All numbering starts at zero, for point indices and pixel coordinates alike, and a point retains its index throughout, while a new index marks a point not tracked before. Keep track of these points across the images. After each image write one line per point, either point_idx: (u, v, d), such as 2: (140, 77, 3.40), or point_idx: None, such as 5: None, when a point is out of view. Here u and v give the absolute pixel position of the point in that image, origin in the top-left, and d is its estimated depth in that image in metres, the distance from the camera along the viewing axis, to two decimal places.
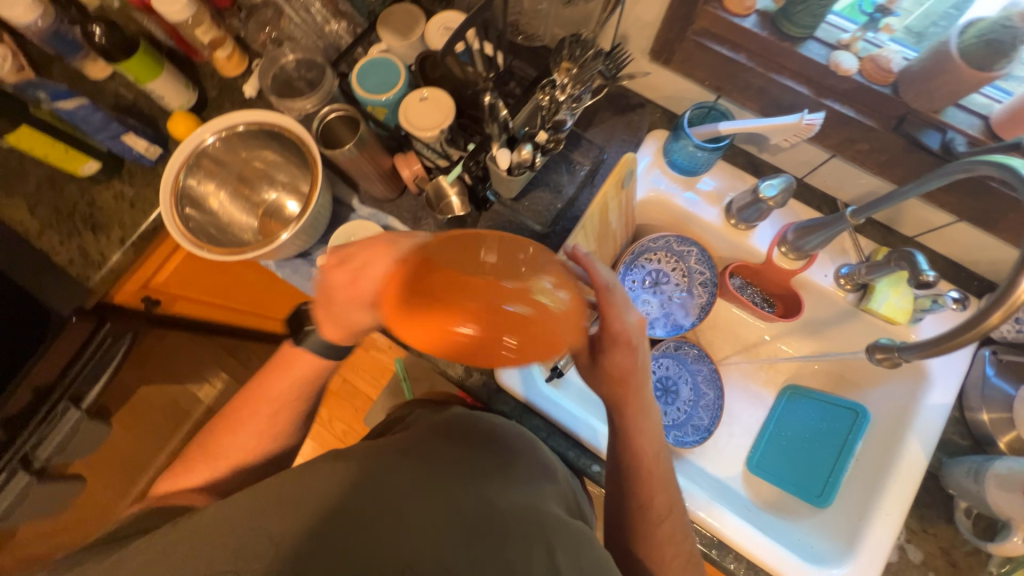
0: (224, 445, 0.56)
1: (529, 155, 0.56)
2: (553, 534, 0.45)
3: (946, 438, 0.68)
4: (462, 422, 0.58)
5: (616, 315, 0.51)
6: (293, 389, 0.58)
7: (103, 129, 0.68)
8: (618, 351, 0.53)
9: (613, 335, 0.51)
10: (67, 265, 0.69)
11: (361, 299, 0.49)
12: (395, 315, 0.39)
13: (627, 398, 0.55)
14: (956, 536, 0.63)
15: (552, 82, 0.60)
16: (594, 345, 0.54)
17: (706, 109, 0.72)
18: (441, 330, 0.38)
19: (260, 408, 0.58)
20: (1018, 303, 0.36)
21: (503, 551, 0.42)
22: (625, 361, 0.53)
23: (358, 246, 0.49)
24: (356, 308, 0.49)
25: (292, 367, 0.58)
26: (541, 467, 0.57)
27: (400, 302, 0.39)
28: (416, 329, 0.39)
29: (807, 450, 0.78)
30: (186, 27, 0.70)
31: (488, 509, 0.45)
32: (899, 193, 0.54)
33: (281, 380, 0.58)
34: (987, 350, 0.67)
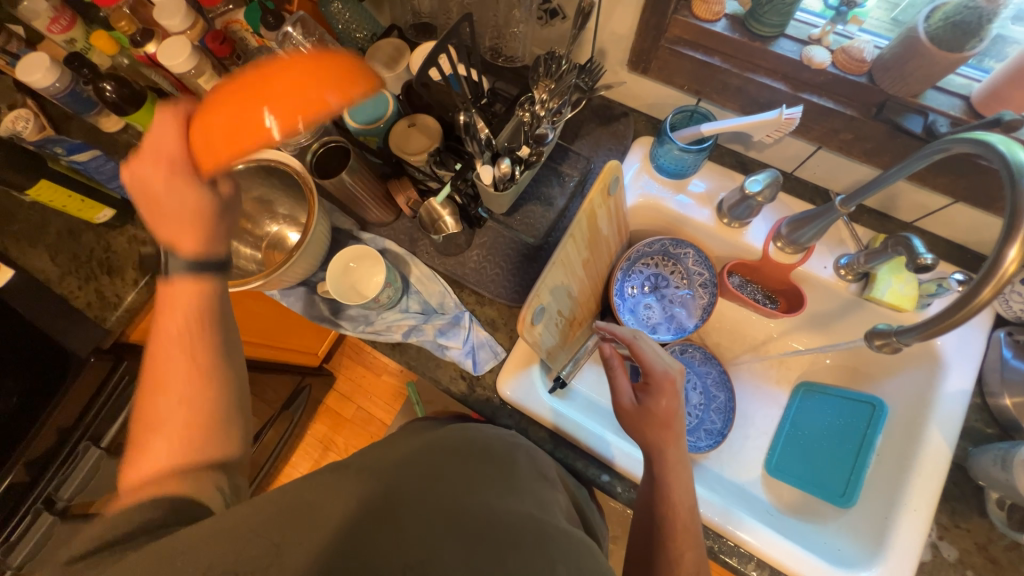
0: (150, 434, 0.44)
1: (509, 168, 0.59)
2: (554, 544, 0.45)
3: (969, 426, 0.65)
4: (461, 439, 0.56)
5: (656, 359, 0.62)
6: (189, 322, 0.46)
7: (114, 176, 0.74)
8: (663, 396, 0.60)
9: (657, 378, 0.61)
10: (84, 308, 0.73)
11: (174, 163, 0.45)
12: (196, 148, 0.43)
13: (669, 439, 0.59)
14: (992, 530, 0.59)
15: (532, 99, 0.62)
16: (641, 393, 0.62)
17: (688, 113, 0.73)
18: (238, 134, 0.41)
19: (167, 372, 0.45)
20: (1006, 277, 0.35)
21: (505, 558, 0.42)
22: (670, 405, 0.60)
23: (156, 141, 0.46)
24: (179, 186, 0.45)
25: (176, 302, 0.46)
26: (541, 481, 0.57)
27: (197, 138, 0.43)
28: (214, 155, 0.43)
29: (825, 447, 0.76)
30: (189, 78, 0.74)
31: (490, 521, 0.45)
32: (884, 177, 0.53)
33: (169, 330, 0.46)
34: (1002, 332, 0.65)
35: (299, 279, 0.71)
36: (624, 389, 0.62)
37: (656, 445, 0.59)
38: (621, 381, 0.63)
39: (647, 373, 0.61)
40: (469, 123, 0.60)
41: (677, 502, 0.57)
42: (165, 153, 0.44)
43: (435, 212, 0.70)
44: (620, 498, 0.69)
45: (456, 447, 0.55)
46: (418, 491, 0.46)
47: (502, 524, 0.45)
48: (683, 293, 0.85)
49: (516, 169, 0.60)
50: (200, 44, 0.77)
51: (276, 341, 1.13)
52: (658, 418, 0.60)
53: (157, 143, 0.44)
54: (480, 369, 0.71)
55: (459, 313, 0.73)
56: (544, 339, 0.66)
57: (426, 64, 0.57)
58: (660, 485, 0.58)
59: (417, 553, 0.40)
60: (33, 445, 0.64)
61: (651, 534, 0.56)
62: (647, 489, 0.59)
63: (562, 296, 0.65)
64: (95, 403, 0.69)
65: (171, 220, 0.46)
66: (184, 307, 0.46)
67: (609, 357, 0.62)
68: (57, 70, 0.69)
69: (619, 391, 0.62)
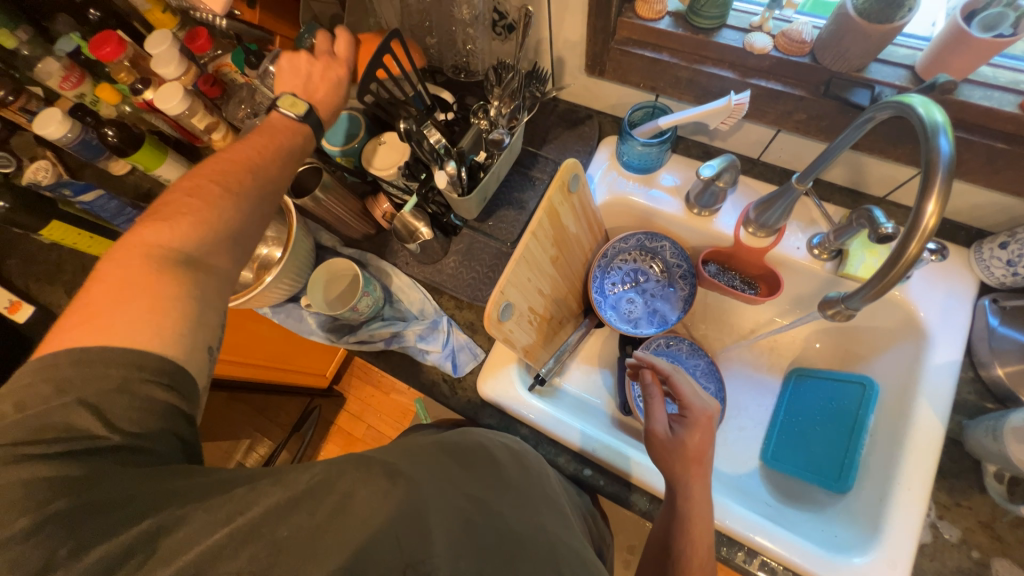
0: (175, 219, 0.46)
1: (454, 171, 0.61)
2: (559, 554, 0.48)
3: (961, 399, 0.63)
4: (472, 443, 0.56)
5: (694, 395, 0.62)
6: (278, 151, 0.56)
7: (119, 214, 0.80)
8: (698, 430, 0.59)
9: (694, 411, 0.60)
10: None
11: (336, 61, 0.64)
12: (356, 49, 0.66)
13: (697, 475, 0.57)
14: (995, 507, 0.57)
15: (487, 108, 0.67)
16: (676, 424, 0.60)
17: (648, 109, 0.75)
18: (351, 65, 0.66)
19: (211, 182, 0.49)
20: (926, 231, 0.38)
21: (516, 564, 0.44)
22: (703, 441, 0.59)
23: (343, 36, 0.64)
24: (316, 68, 0.62)
25: (274, 132, 0.57)
26: (546, 485, 0.58)
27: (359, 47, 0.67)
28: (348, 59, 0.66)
29: (819, 430, 0.73)
30: (184, 119, 0.80)
31: (502, 527, 0.47)
32: (830, 150, 0.54)
33: (249, 151, 0.54)
34: (987, 299, 0.64)
35: (286, 296, 0.74)
36: (660, 417, 0.60)
37: (681, 481, 0.57)
38: (657, 409, 0.61)
39: (686, 407, 0.61)
40: (410, 130, 0.60)
41: (697, 537, 0.54)
42: (342, 55, 0.64)
43: (410, 224, 0.71)
44: (634, 509, 0.67)
45: (468, 447, 0.55)
46: (439, 485, 0.46)
47: (514, 532, 0.47)
48: (665, 286, 0.85)
49: (463, 170, 0.62)
50: (194, 87, 0.82)
51: (284, 362, 1.13)
52: (686, 455, 0.58)
53: (342, 41, 0.64)
54: (460, 372, 0.73)
55: (438, 318, 0.75)
56: (517, 336, 0.67)
57: (364, 81, 0.58)
58: (681, 516, 0.56)
59: (431, 544, 0.41)
60: None
61: (663, 562, 0.55)
62: (665, 519, 0.57)
63: (532, 294, 0.66)
64: None
65: (292, 77, 0.61)
66: (280, 139, 0.56)
67: (649, 384, 0.61)
68: (68, 122, 0.74)
69: (654, 418, 0.60)
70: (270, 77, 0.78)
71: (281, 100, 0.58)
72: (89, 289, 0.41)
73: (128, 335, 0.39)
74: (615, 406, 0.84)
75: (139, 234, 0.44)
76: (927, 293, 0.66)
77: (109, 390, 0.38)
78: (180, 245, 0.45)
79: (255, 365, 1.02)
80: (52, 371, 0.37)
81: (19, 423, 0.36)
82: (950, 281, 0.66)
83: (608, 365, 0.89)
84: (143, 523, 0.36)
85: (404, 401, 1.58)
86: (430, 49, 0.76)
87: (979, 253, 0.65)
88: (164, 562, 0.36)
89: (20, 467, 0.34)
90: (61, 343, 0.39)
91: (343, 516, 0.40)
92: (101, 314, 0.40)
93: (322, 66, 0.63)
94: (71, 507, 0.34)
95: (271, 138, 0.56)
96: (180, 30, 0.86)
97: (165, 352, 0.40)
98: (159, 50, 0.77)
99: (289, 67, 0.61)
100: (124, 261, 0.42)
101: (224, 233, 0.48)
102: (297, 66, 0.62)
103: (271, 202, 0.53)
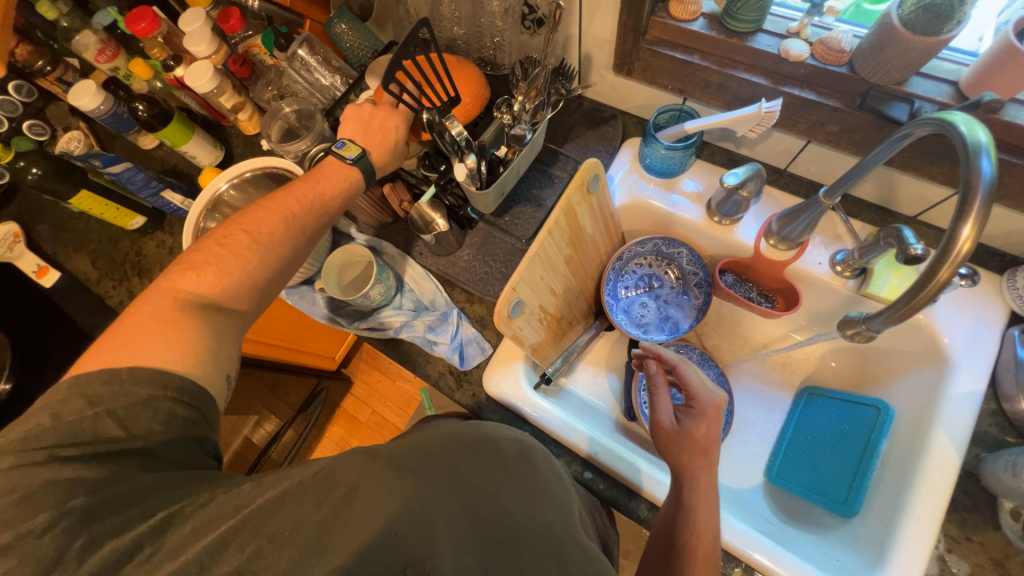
0: (201, 265, 0.47)
1: (474, 164, 0.60)
2: (566, 553, 0.46)
3: (980, 431, 0.60)
4: (480, 436, 0.55)
5: (701, 386, 0.61)
6: (320, 197, 0.55)
7: (145, 187, 0.79)
8: (704, 423, 0.58)
9: (701, 402, 0.59)
10: (117, 306, 0.81)
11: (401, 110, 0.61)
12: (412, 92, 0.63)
13: (703, 468, 0.56)
14: (1008, 545, 0.55)
15: (511, 103, 0.66)
16: (682, 415, 0.60)
17: (675, 112, 0.73)
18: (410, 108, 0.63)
19: (257, 221, 0.51)
20: (959, 256, 0.37)
21: (520, 559, 0.44)
22: (711, 432, 0.58)
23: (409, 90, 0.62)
24: (381, 120, 0.60)
25: (319, 178, 0.56)
26: (558, 485, 0.57)
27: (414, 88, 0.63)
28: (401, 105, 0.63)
29: (829, 452, 0.71)
30: (212, 97, 0.81)
31: (509, 524, 0.46)
32: (861, 165, 0.53)
33: (288, 196, 0.54)
34: (1017, 329, 0.61)
35: (301, 278, 0.75)
36: (665, 408, 0.59)
37: (687, 471, 0.56)
38: (663, 400, 0.60)
39: (692, 398, 0.60)
40: (432, 120, 0.59)
41: (702, 528, 0.52)
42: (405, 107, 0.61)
43: (427, 215, 0.71)
44: (635, 517, 0.66)
45: (477, 441, 0.54)
46: (443, 478, 0.46)
47: (527, 531, 0.46)
48: (679, 294, 0.85)
49: (483, 164, 0.61)
50: (223, 66, 0.83)
51: (296, 343, 1.14)
52: (698, 446, 0.57)
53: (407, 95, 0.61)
54: (467, 365, 0.73)
55: (448, 310, 0.75)
56: (526, 334, 0.66)
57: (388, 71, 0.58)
58: (687, 508, 0.54)
59: (436, 544, 0.41)
60: None
61: (667, 552, 0.53)
62: (670, 509, 0.56)
63: (544, 292, 0.66)
64: None
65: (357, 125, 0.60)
66: (328, 182, 0.56)
67: (655, 375, 0.60)
68: (101, 94, 0.75)
69: (659, 408, 0.60)
70: (299, 62, 0.79)
71: (339, 144, 0.58)
72: (123, 321, 0.43)
73: (158, 358, 0.42)
74: (620, 411, 0.84)
75: (170, 280, 0.46)
76: (952, 318, 0.64)
77: (135, 404, 0.40)
78: (209, 294, 0.47)
79: (266, 344, 1.03)
80: (82, 386, 0.39)
81: (38, 423, 0.37)
82: (979, 307, 0.64)
83: (615, 369, 0.88)
84: (151, 519, 0.37)
85: (409, 389, 1.59)
86: (458, 39, 0.76)
87: (1012, 281, 0.62)
88: (174, 549, 0.37)
89: (43, 468, 0.36)
90: (96, 360, 0.41)
91: (344, 506, 0.41)
92: (134, 342, 0.42)
93: (383, 115, 0.60)
94: (88, 504, 0.36)
95: (311, 182, 0.56)
96: (214, 9, 0.86)
97: (189, 374, 0.42)
98: (192, 27, 0.77)
99: (354, 116, 0.60)
100: (153, 301, 0.45)
101: (260, 272, 0.50)
102: (360, 113, 0.60)
103: (300, 242, 0.53)
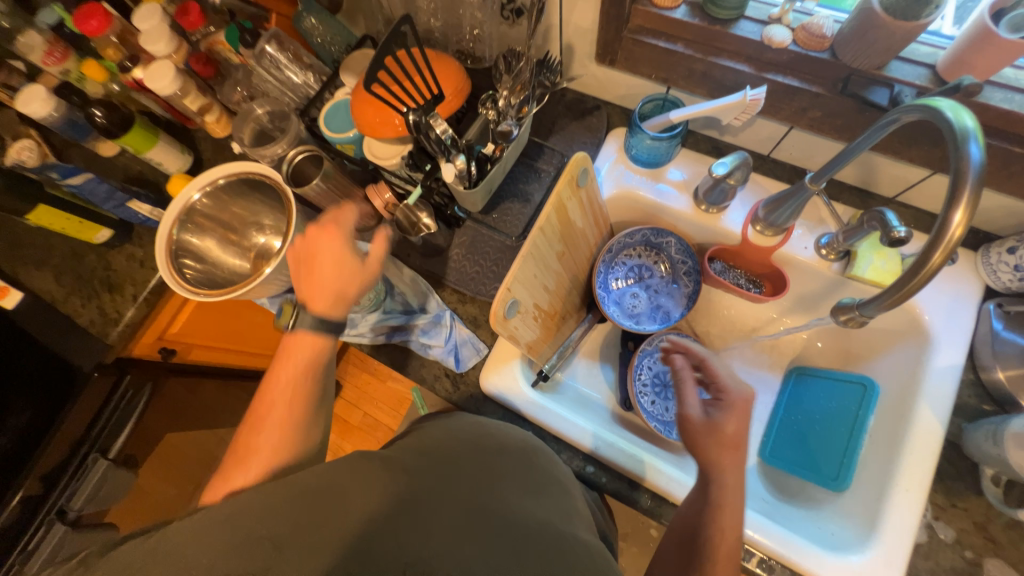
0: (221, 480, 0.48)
1: (464, 164, 0.59)
2: (567, 546, 0.47)
3: (961, 402, 0.63)
4: (479, 436, 0.57)
5: (730, 379, 0.62)
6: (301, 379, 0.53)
7: (109, 198, 0.74)
8: (735, 414, 0.59)
9: (731, 395, 0.60)
10: (88, 325, 0.77)
11: (338, 225, 0.56)
12: (377, 112, 0.60)
13: (729, 459, 0.57)
14: (989, 509, 0.58)
15: (496, 97, 0.64)
16: (711, 408, 0.60)
17: (658, 102, 0.73)
18: (383, 118, 0.60)
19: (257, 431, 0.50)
20: (952, 241, 0.38)
21: (523, 559, 0.43)
22: (740, 426, 0.58)
23: (336, 210, 0.57)
24: (316, 248, 0.54)
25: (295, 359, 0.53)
26: (556, 484, 0.57)
27: (377, 108, 0.60)
28: (371, 125, 0.61)
29: (819, 431, 0.73)
30: (176, 99, 0.77)
31: (511, 519, 0.48)
32: (847, 151, 0.54)
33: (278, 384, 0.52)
34: (991, 304, 0.64)
35: (286, 286, 0.72)
36: (694, 402, 0.60)
37: (716, 470, 0.56)
38: (690, 394, 0.61)
39: (723, 391, 0.61)
40: (419, 122, 0.56)
41: (722, 529, 0.53)
42: (334, 225, 0.55)
43: (413, 216, 0.69)
44: (639, 507, 0.67)
45: (478, 441, 0.56)
46: (449, 483, 0.48)
47: (527, 531, 0.47)
48: (669, 283, 0.85)
49: (472, 164, 0.60)
50: (185, 66, 0.78)
51: None
52: (719, 437, 0.58)
53: (338, 214, 0.57)
54: (462, 367, 0.72)
55: (440, 312, 0.73)
56: (522, 333, 0.66)
57: (371, 68, 0.57)
58: None
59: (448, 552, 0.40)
60: (47, 457, 0.72)
61: (690, 548, 0.54)
62: (697, 505, 0.56)
63: (537, 290, 0.65)
64: (101, 416, 0.77)
65: (301, 273, 0.55)
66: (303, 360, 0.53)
67: (682, 370, 0.61)
68: (52, 101, 0.71)
69: (687, 402, 0.60)
70: (268, 59, 0.75)
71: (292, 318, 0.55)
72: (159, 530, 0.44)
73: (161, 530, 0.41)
74: (615, 401, 0.85)
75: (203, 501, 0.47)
76: (932, 295, 0.66)
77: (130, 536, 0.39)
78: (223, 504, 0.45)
79: None
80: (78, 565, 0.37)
81: None
82: (956, 284, 0.66)
83: (609, 361, 0.88)
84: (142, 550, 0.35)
85: (401, 389, 1.57)
86: (435, 32, 0.73)
87: (986, 257, 0.64)
88: None
89: None
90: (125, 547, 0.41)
91: (354, 521, 0.40)
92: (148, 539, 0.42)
93: (318, 245, 0.55)
94: None
95: (276, 371, 0.53)
96: (170, 4, 0.81)
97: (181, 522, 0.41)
98: (148, 25, 0.72)
99: (295, 263, 0.56)
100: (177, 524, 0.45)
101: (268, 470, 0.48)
102: (300, 262, 0.55)
103: (311, 404, 0.52)
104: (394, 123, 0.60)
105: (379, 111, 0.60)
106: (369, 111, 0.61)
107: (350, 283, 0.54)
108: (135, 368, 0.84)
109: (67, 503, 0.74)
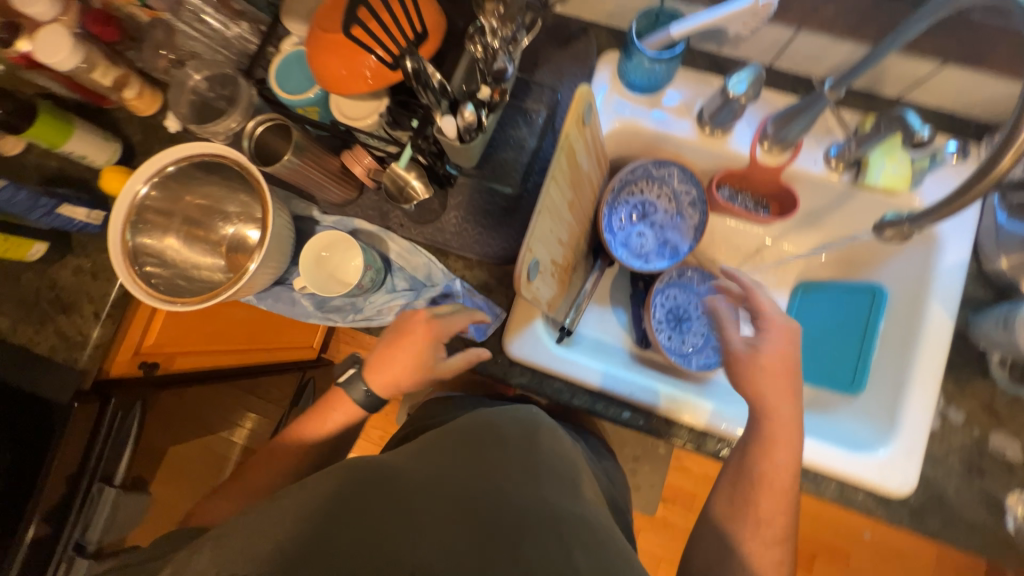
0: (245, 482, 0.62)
1: (473, 117, 0.52)
2: (564, 527, 0.42)
3: (966, 295, 0.66)
4: (473, 424, 0.53)
5: (773, 308, 0.63)
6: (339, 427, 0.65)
7: (33, 207, 0.62)
8: (780, 338, 0.60)
9: (772, 322, 0.61)
10: (50, 354, 0.68)
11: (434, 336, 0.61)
12: (346, 63, 0.51)
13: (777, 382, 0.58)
14: (995, 389, 0.63)
15: (481, 25, 0.54)
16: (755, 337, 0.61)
17: (653, 15, 0.66)
18: (353, 70, 0.51)
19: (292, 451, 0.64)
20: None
21: (518, 556, 0.39)
22: (784, 350, 0.59)
23: (453, 316, 0.63)
24: (413, 341, 0.62)
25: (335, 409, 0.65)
26: (563, 463, 0.51)
27: (346, 58, 0.51)
28: (337, 79, 0.51)
29: (831, 342, 0.76)
30: (82, 75, 0.63)
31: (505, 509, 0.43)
32: (874, 53, 0.50)
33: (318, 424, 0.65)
34: (995, 196, 0.65)
35: (273, 279, 0.65)
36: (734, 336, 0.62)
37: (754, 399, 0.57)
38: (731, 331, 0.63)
39: (763, 318, 0.62)
40: (419, 70, 0.50)
41: (770, 466, 0.55)
42: (437, 333, 0.61)
43: (400, 179, 0.61)
44: (676, 441, 0.69)
45: (472, 429, 0.52)
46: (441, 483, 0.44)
47: (519, 514, 0.42)
48: (673, 217, 0.82)
49: (480, 115, 0.53)
50: (81, 29, 0.64)
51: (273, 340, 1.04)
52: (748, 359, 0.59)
53: (449, 325, 0.62)
54: (483, 335, 0.69)
55: (450, 282, 0.69)
56: (543, 292, 0.62)
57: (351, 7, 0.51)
58: None
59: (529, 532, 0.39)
60: (45, 498, 0.63)
61: (741, 485, 0.56)
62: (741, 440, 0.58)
63: (554, 246, 0.61)
64: (97, 440, 0.69)
65: (390, 341, 0.63)
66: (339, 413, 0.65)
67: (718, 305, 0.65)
68: None
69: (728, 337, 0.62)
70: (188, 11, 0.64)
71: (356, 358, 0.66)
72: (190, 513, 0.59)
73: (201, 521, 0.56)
74: (632, 342, 0.85)
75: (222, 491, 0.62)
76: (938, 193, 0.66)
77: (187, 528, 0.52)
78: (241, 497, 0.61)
79: (238, 351, 0.94)
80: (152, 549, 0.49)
81: None
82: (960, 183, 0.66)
83: (620, 303, 0.87)
84: None
85: None
86: None
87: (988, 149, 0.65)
88: None
89: None
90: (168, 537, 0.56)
91: None
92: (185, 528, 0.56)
93: (412, 334, 0.62)
94: None
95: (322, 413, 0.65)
96: None
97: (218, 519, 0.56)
98: None
99: (389, 327, 0.64)
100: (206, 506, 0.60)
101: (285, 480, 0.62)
102: (392, 331, 0.63)
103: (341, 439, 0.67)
104: (365, 76, 0.51)
105: (349, 60, 0.51)
106: (335, 61, 0.51)
107: (411, 376, 0.62)
108: (119, 390, 0.73)
109: (83, 536, 0.69)
